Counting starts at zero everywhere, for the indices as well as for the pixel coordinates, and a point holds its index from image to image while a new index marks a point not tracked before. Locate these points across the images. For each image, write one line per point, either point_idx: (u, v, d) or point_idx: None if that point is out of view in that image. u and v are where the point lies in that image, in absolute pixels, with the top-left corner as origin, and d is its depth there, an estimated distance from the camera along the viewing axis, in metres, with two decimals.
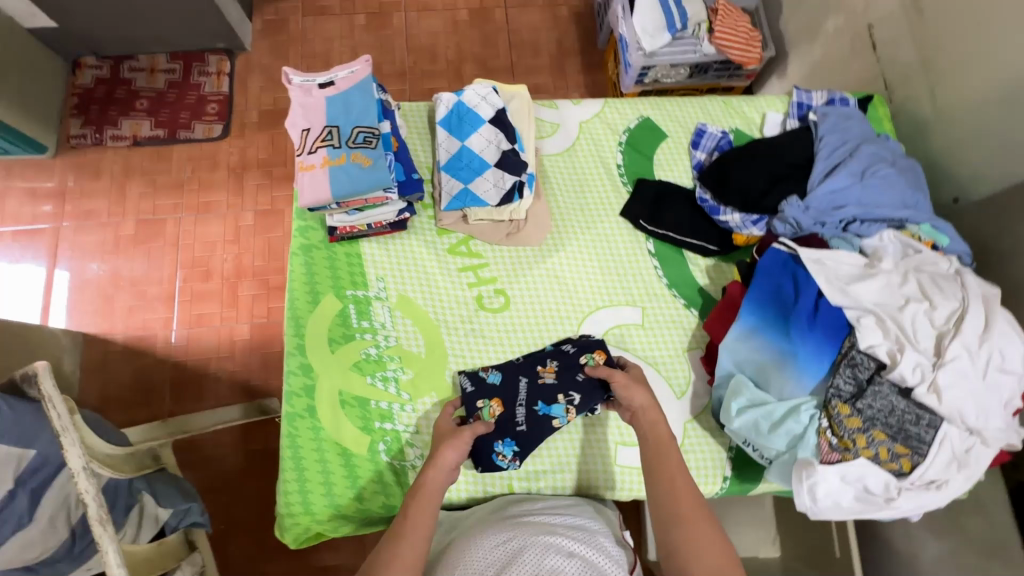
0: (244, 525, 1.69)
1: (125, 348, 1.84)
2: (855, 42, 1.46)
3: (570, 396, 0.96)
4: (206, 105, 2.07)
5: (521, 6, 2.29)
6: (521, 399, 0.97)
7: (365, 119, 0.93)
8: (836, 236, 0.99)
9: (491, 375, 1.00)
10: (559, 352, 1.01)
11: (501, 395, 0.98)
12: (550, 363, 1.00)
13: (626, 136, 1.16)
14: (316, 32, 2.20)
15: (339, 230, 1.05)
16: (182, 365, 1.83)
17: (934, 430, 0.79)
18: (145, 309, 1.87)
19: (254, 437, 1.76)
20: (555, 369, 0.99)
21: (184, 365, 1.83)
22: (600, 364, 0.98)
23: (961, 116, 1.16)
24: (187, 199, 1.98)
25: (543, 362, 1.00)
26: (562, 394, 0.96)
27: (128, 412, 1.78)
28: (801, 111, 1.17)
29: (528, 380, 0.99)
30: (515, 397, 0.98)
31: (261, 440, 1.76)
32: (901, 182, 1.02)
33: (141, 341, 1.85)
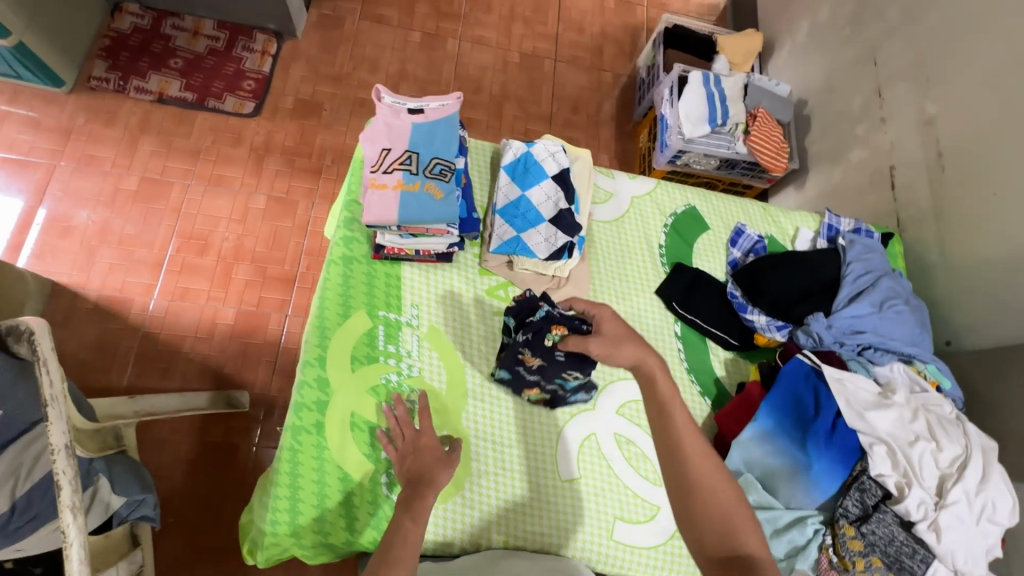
0: (182, 521, 1.57)
1: (95, 307, 1.72)
2: (875, 177, 1.60)
3: (573, 373, 0.98)
4: (243, 81, 2.03)
5: (569, 63, 2.39)
6: (536, 381, 1.01)
7: (445, 152, 0.94)
8: (852, 359, 1.06)
9: (501, 375, 1.03)
10: (527, 341, 0.97)
11: (522, 386, 1.03)
12: (527, 354, 0.97)
13: (672, 220, 1.22)
14: (369, 38, 2.22)
15: (385, 250, 1.04)
16: (153, 337, 1.72)
17: (926, 565, 0.84)
18: (127, 270, 1.77)
19: (215, 427, 1.66)
20: (534, 356, 0.97)
21: (156, 338, 1.73)
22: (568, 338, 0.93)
23: (965, 269, 1.28)
24: (200, 168, 1.91)
25: (521, 353, 0.98)
26: (564, 373, 0.98)
27: (82, 375, 1.65)
28: (830, 233, 1.26)
29: (524, 368, 1.00)
30: (531, 382, 1.01)
31: (221, 434, 1.66)
32: (912, 321, 1.11)
33: (114, 302, 1.73)
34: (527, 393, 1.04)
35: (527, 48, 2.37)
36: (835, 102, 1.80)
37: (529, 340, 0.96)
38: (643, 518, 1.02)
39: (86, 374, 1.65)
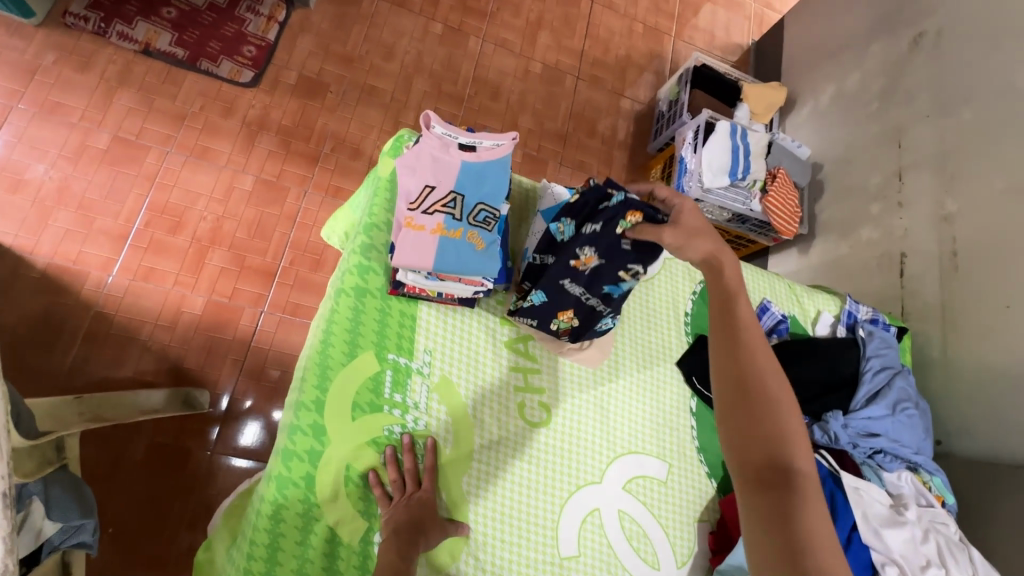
0: (117, 529, 1.41)
1: (41, 276, 1.52)
2: (883, 259, 1.61)
3: (632, 270, 0.92)
4: (243, 45, 1.84)
5: (590, 83, 2.32)
6: (582, 294, 0.95)
7: (492, 199, 0.85)
8: (866, 463, 1.04)
9: (536, 296, 0.96)
10: (585, 241, 0.87)
11: (561, 306, 0.97)
12: (584, 254, 0.89)
13: (700, 287, 1.19)
14: (387, 21, 2.06)
15: (405, 287, 0.94)
16: (106, 319, 1.54)
17: None
18: (85, 240, 1.57)
19: (168, 428, 1.51)
20: (590, 258, 0.89)
21: (109, 320, 1.54)
22: (642, 225, 0.83)
23: (966, 372, 1.30)
24: (182, 136, 1.72)
25: (576, 254, 0.89)
26: (622, 270, 0.91)
27: (17, 353, 1.46)
28: (849, 320, 1.26)
29: (571, 278, 0.93)
30: (575, 298, 0.95)
31: (174, 435, 1.51)
32: (921, 426, 1.11)
33: (65, 274, 1.54)
34: (557, 318, 0.99)
35: (551, 60, 2.28)
36: (852, 174, 1.81)
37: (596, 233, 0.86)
38: None
39: (23, 352, 1.46)
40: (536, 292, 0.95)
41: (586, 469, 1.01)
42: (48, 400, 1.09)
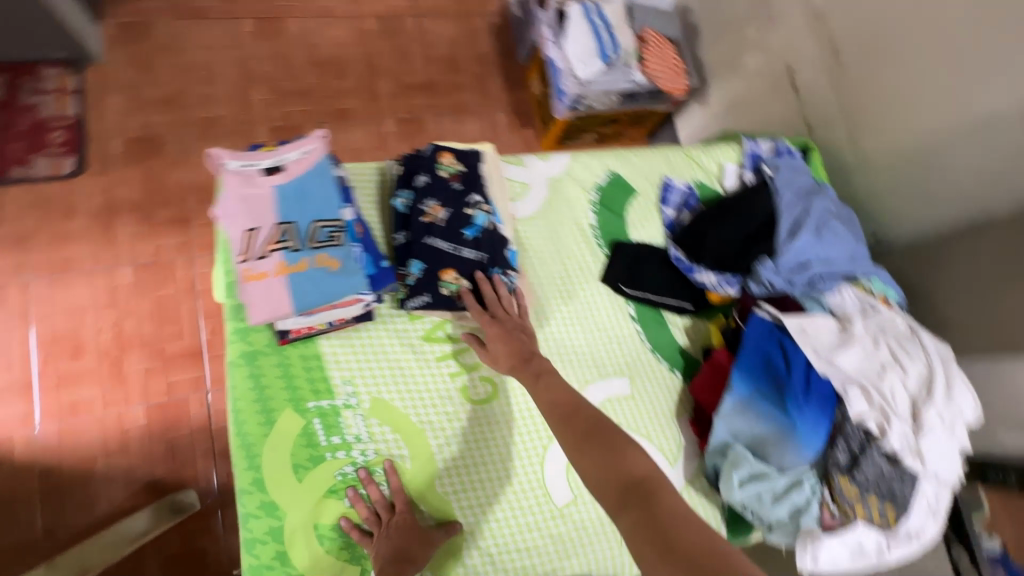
0: None
1: None
2: (775, 82, 1.55)
3: (476, 202, 0.94)
4: (49, 134, 1.64)
5: (433, 16, 2.12)
6: (451, 245, 0.93)
7: (326, 211, 0.77)
8: (807, 296, 1.04)
9: (413, 267, 0.92)
10: (420, 191, 0.93)
11: (439, 265, 0.92)
12: (430, 204, 0.93)
13: (598, 194, 1.10)
14: (191, 41, 1.84)
15: (292, 333, 0.88)
16: (55, 470, 1.46)
17: (915, 486, 0.87)
18: None
19: (171, 541, 1.47)
20: (438, 206, 0.93)
21: (58, 470, 1.46)
22: (453, 164, 0.95)
23: (882, 164, 1.27)
24: (35, 257, 1.56)
25: (423, 208, 0.92)
26: (469, 207, 0.94)
27: None
28: (753, 161, 1.21)
29: (433, 234, 0.92)
30: (448, 253, 0.92)
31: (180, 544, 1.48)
32: (848, 236, 1.11)
33: None
34: (443, 281, 0.92)
35: (382, 9, 2.06)
36: (721, 4, 1.70)
37: (424, 184, 0.93)
38: None
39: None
40: (414, 260, 0.92)
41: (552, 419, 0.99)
42: None
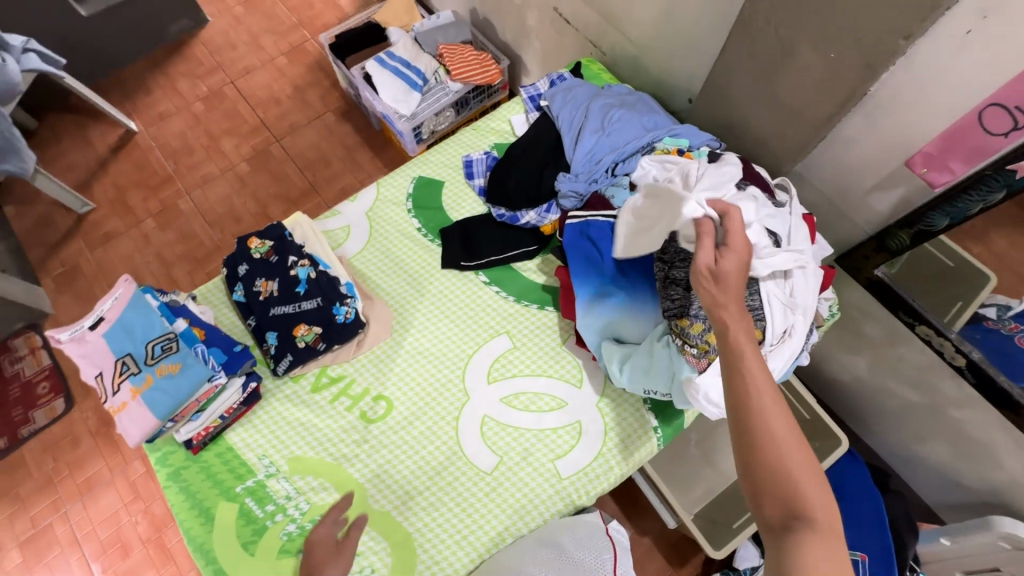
0: None
1: None
2: (555, 25, 1.64)
3: (298, 261, 1.09)
4: (36, 388, 1.91)
5: (291, 133, 2.36)
6: (292, 305, 1.06)
7: (153, 331, 0.93)
8: (612, 185, 1.11)
9: (270, 338, 1.05)
10: (250, 277, 1.08)
11: (292, 324, 1.05)
12: (262, 282, 1.08)
13: (411, 201, 1.23)
14: (112, 259, 2.13)
15: (195, 439, 1.00)
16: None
17: (757, 294, 0.88)
18: None
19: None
20: (268, 281, 1.08)
21: None
22: (263, 244, 1.10)
23: (652, 40, 1.33)
24: (63, 489, 1.78)
25: (257, 288, 1.08)
26: (293, 267, 1.08)
27: None
28: (535, 103, 1.31)
29: (274, 304, 1.06)
30: (292, 313, 1.06)
31: None
32: (633, 115, 1.17)
33: None
34: (298, 337, 1.05)
35: (248, 150, 2.33)
36: None
37: (250, 270, 1.09)
38: (575, 439, 1.03)
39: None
40: (269, 332, 1.06)
41: (450, 402, 1.07)
42: None
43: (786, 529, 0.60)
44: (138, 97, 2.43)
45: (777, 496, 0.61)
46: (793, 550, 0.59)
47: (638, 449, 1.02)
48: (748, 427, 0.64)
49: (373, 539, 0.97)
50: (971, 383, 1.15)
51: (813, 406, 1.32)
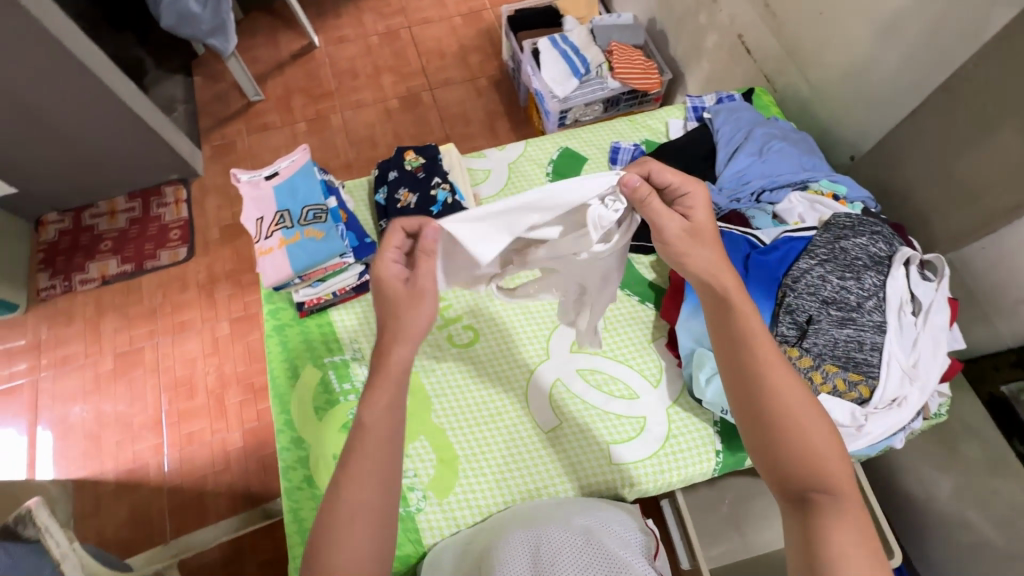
0: None
1: (117, 488, 1.67)
2: (732, 51, 1.64)
3: (439, 184, 1.17)
4: (170, 233, 2.02)
5: (444, 85, 2.52)
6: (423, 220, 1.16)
7: (312, 198, 1.06)
8: (753, 208, 1.10)
9: None
10: (397, 182, 1.19)
11: None
12: (404, 192, 1.18)
13: (552, 166, 1.29)
14: (262, 146, 2.37)
15: (307, 304, 1.11)
16: (178, 490, 1.66)
17: (877, 352, 0.85)
18: (134, 441, 1.73)
19: (264, 546, 1.56)
20: (410, 193, 1.17)
21: (181, 488, 1.66)
22: (416, 159, 1.21)
23: (833, 88, 1.31)
24: (162, 323, 1.89)
25: (398, 195, 1.18)
26: (434, 188, 1.17)
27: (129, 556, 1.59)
28: (697, 114, 1.33)
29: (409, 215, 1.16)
30: None
31: (273, 548, 1.56)
32: (795, 151, 1.14)
33: (133, 474, 1.68)
34: None
35: (402, 90, 2.51)
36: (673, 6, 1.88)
37: (398, 178, 1.19)
38: (635, 432, 1.04)
39: (131, 552, 1.58)
40: None
41: (529, 354, 1.12)
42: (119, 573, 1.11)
43: (806, 504, 0.63)
44: (327, 17, 2.69)
45: (794, 469, 0.64)
46: (815, 520, 0.61)
47: (695, 464, 1.02)
48: (756, 399, 0.67)
49: (424, 448, 1.03)
50: None
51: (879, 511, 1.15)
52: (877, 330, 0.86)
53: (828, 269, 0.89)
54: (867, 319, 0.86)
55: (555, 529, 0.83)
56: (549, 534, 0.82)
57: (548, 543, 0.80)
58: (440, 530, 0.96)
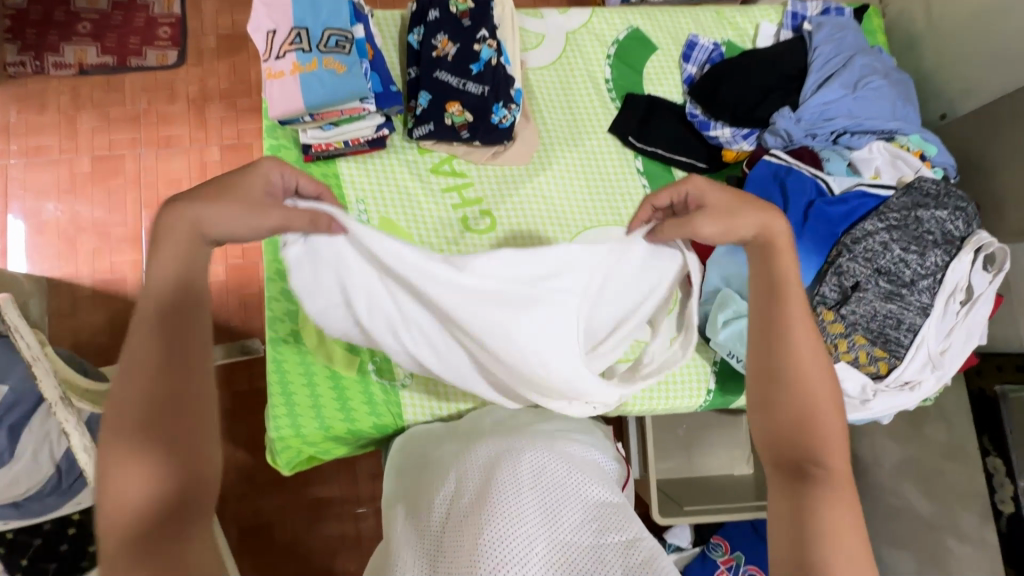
0: (227, 495, 1.51)
1: (94, 293, 1.60)
2: None
3: (484, 39, 1.00)
4: (158, 29, 1.75)
5: None
6: (458, 82, 1.00)
7: (336, 21, 0.89)
8: (827, 149, 0.99)
9: (421, 98, 1.00)
10: (438, 26, 1.01)
11: (452, 98, 0.99)
12: (443, 38, 1.00)
13: (615, 49, 1.11)
14: None
15: (314, 148, 0.98)
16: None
17: (913, 333, 0.81)
18: (112, 250, 1.63)
19: (240, 377, 1.58)
20: (449, 42, 1.00)
21: None
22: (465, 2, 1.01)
23: (957, 28, 1.11)
24: (145, 132, 1.69)
25: (434, 41, 1.00)
26: (478, 43, 1.00)
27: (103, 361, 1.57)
28: (795, 23, 1.12)
29: (443, 70, 1.00)
30: (454, 90, 1.00)
31: (247, 380, 1.58)
32: (892, 93, 0.99)
33: (110, 285, 1.61)
34: (448, 113, 0.99)
35: None
36: None
37: (438, 20, 1.01)
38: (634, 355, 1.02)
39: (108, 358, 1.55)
40: (424, 91, 1.00)
41: None
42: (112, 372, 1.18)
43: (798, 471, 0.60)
44: None
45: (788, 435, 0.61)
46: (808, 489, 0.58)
47: (684, 397, 1.02)
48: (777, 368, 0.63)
49: None
50: (999, 529, 1.10)
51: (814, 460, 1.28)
52: (920, 311, 0.80)
53: (894, 236, 0.81)
54: (915, 299, 0.80)
55: (532, 444, 0.79)
56: (527, 449, 0.77)
57: (528, 459, 0.75)
58: (421, 410, 0.97)
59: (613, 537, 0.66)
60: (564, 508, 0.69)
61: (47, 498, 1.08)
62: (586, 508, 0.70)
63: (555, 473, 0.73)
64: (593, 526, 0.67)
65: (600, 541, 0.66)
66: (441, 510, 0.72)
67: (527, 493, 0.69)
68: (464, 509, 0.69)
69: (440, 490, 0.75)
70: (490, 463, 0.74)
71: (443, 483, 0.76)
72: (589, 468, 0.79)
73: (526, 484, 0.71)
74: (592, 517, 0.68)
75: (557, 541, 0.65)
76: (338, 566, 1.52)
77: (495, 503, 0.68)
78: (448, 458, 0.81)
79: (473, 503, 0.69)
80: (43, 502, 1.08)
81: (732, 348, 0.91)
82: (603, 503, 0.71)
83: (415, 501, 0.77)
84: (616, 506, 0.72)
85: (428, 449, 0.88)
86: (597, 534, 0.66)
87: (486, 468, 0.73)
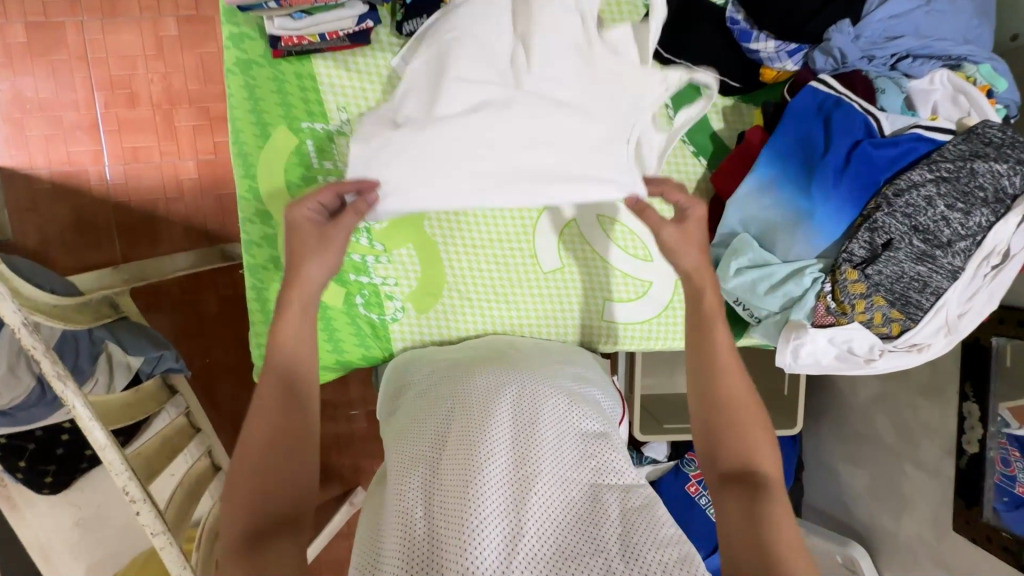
0: (218, 395, 1.52)
1: (54, 187, 1.43)
2: None
3: None
4: None
5: None
6: None
7: None
8: (882, 76, 0.85)
9: None
10: None
11: None
12: None
13: None
14: None
15: (283, 42, 0.82)
16: (126, 208, 1.46)
17: (935, 298, 0.76)
18: (67, 139, 1.42)
19: (225, 281, 1.49)
20: None
21: (129, 207, 1.47)
22: None
23: None
24: None
25: None
26: None
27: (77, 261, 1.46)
28: None
29: None
30: None
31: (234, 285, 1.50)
32: (973, 6, 0.83)
33: (70, 179, 1.44)
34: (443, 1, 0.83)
35: None
36: None
37: None
38: (637, 295, 0.97)
39: (81, 258, 1.46)
40: None
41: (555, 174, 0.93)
42: (95, 275, 1.20)
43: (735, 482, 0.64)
44: None
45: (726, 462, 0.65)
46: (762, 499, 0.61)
47: (683, 337, 0.99)
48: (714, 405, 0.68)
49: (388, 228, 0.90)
50: (958, 466, 1.16)
51: (794, 383, 1.29)
52: (949, 274, 0.75)
53: (941, 191, 0.73)
54: (947, 261, 0.74)
55: (537, 380, 0.73)
56: (531, 386, 0.72)
57: (531, 395, 0.70)
58: (411, 337, 0.93)
59: (610, 479, 0.63)
60: (565, 446, 0.64)
61: (34, 408, 1.07)
62: (590, 441, 0.66)
63: (558, 410, 0.69)
64: (592, 464, 0.63)
65: (602, 474, 0.63)
66: (435, 434, 0.67)
67: (530, 431, 0.64)
68: (463, 435, 0.64)
69: (436, 419, 0.69)
70: (489, 393, 0.70)
71: (436, 409, 0.71)
72: (590, 406, 0.74)
73: (527, 423, 0.66)
74: (594, 452, 0.65)
75: (558, 478, 0.60)
76: (332, 462, 1.51)
77: (497, 438, 0.63)
78: (444, 387, 0.75)
79: (472, 435, 0.63)
80: (28, 412, 1.07)
81: (739, 297, 0.86)
82: (606, 444, 0.67)
83: (404, 431, 0.71)
84: (614, 446, 0.68)
85: (422, 376, 0.81)
86: (598, 467, 0.63)
87: (487, 400, 0.69)
